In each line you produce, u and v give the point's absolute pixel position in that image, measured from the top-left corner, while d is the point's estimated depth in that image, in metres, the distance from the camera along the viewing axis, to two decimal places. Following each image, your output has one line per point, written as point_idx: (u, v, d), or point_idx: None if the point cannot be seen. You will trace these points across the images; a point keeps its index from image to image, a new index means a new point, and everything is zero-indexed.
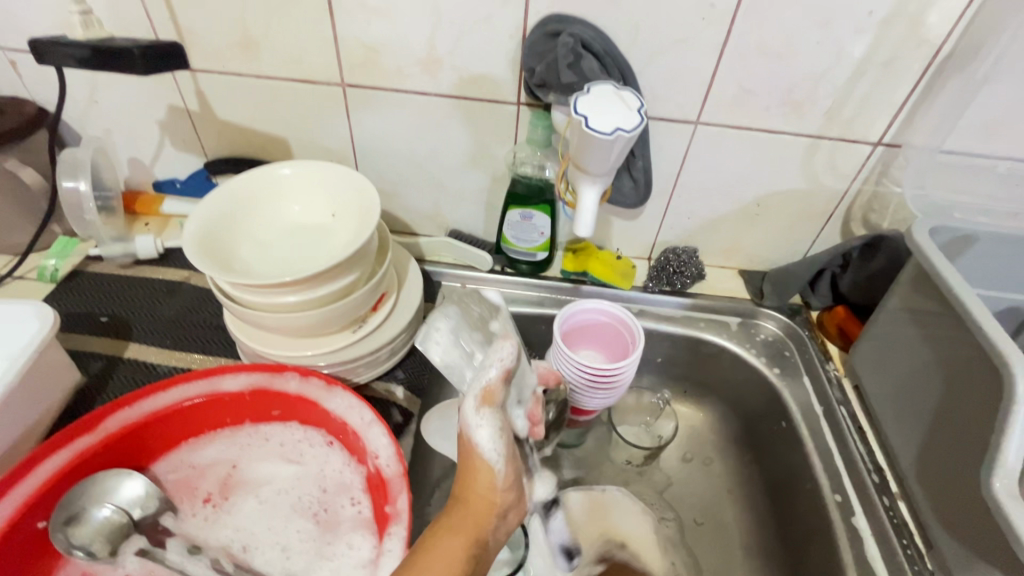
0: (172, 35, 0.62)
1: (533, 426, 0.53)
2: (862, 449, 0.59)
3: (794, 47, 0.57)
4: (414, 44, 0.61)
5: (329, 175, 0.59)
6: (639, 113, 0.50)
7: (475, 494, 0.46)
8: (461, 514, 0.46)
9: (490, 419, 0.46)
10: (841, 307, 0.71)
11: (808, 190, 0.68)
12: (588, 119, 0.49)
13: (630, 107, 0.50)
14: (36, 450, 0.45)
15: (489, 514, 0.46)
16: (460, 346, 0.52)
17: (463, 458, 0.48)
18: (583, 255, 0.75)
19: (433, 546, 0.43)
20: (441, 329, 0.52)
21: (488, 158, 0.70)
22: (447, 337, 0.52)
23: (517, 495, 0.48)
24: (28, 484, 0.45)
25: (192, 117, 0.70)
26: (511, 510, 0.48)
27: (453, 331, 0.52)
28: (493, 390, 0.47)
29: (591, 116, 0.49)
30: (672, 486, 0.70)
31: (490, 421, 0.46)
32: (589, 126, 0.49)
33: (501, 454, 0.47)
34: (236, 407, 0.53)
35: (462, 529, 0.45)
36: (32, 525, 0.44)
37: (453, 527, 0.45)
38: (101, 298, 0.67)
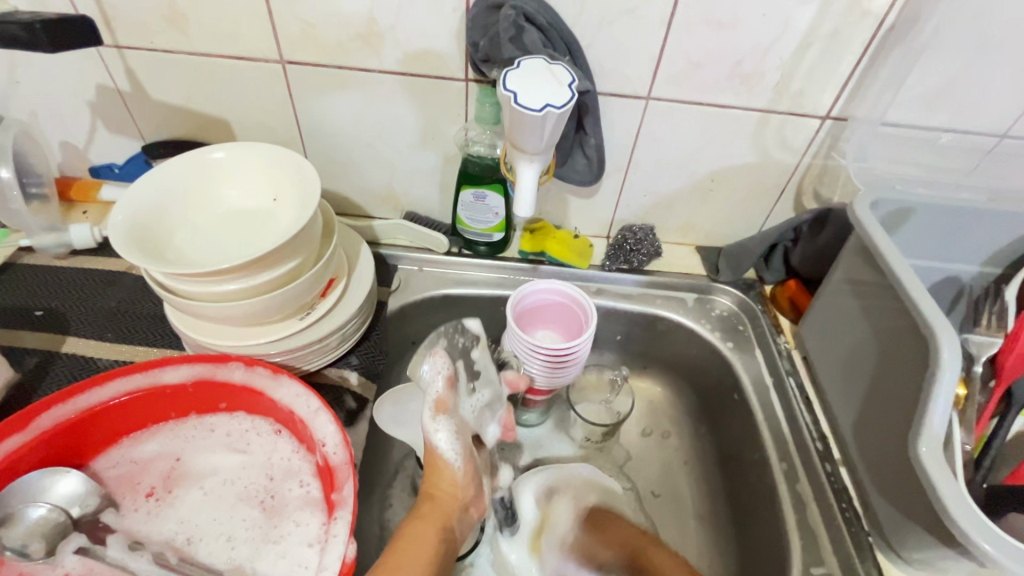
0: (93, 10, 0.59)
1: (505, 432, 0.58)
2: (809, 419, 0.60)
3: (741, 19, 0.56)
4: (354, 18, 0.58)
5: (268, 157, 0.56)
6: (570, 89, 0.49)
7: (444, 487, 0.50)
8: (430, 507, 0.49)
9: (446, 425, 0.50)
10: (792, 280, 0.72)
11: (760, 165, 0.69)
12: (518, 95, 0.48)
13: (560, 82, 0.49)
14: None
15: (456, 506, 0.50)
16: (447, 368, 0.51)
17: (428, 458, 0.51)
18: (540, 235, 0.74)
19: (407, 539, 0.47)
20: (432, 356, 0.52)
21: (438, 138, 0.68)
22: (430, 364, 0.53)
23: (479, 488, 0.53)
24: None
25: (124, 98, 0.67)
26: (476, 504, 0.53)
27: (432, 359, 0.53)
28: (444, 399, 0.50)
29: (520, 92, 0.48)
30: (631, 461, 0.72)
31: (446, 428, 0.50)
32: (518, 102, 0.48)
33: (460, 454, 0.51)
34: (179, 400, 0.52)
35: (433, 520, 0.48)
36: None
37: (424, 521, 0.48)
38: (35, 292, 0.64)
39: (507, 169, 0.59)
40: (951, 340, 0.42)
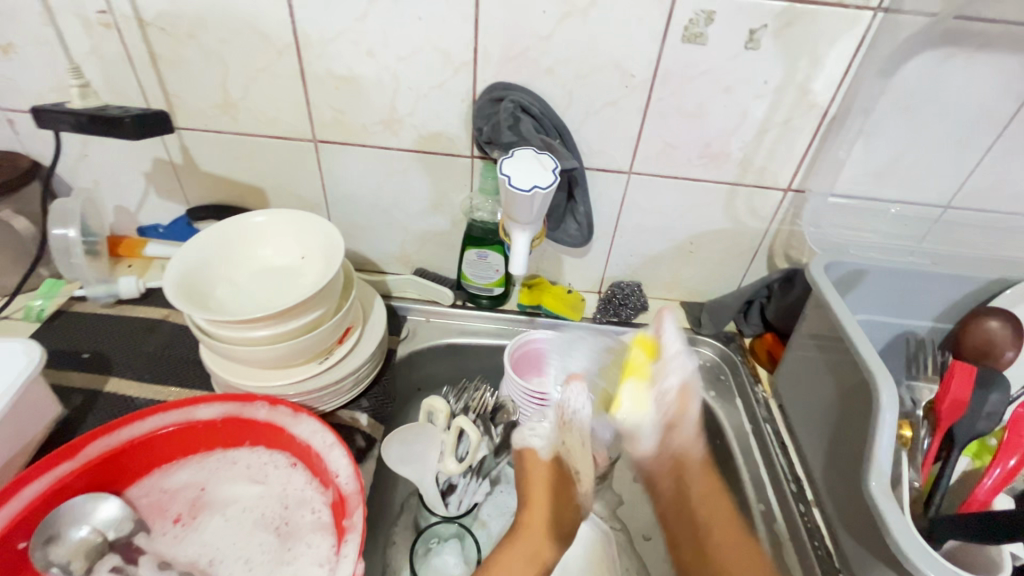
0: (160, 99, 0.70)
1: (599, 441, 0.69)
2: (784, 462, 0.65)
3: (706, 109, 0.66)
4: (378, 107, 0.69)
5: (298, 221, 0.65)
6: (553, 173, 0.58)
7: (538, 520, 0.58)
8: (528, 539, 0.57)
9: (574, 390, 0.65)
10: (769, 333, 0.78)
11: (733, 230, 0.77)
12: (511, 179, 0.57)
13: (545, 168, 0.58)
14: (20, 475, 0.50)
15: (554, 540, 0.58)
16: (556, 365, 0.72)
17: (530, 481, 0.62)
18: (537, 290, 0.82)
19: (505, 560, 0.55)
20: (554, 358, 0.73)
21: (447, 205, 0.78)
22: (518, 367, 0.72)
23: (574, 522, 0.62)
24: (7, 510, 0.49)
25: (176, 169, 0.77)
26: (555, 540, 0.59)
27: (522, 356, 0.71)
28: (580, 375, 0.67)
29: (513, 176, 0.57)
30: (623, 505, 0.76)
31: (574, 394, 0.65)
32: (511, 184, 0.57)
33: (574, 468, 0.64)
34: (210, 434, 0.57)
35: (529, 556, 0.56)
36: (14, 544, 0.49)
37: (521, 551, 0.56)
38: (83, 337, 0.71)
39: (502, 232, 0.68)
40: (889, 385, 0.48)
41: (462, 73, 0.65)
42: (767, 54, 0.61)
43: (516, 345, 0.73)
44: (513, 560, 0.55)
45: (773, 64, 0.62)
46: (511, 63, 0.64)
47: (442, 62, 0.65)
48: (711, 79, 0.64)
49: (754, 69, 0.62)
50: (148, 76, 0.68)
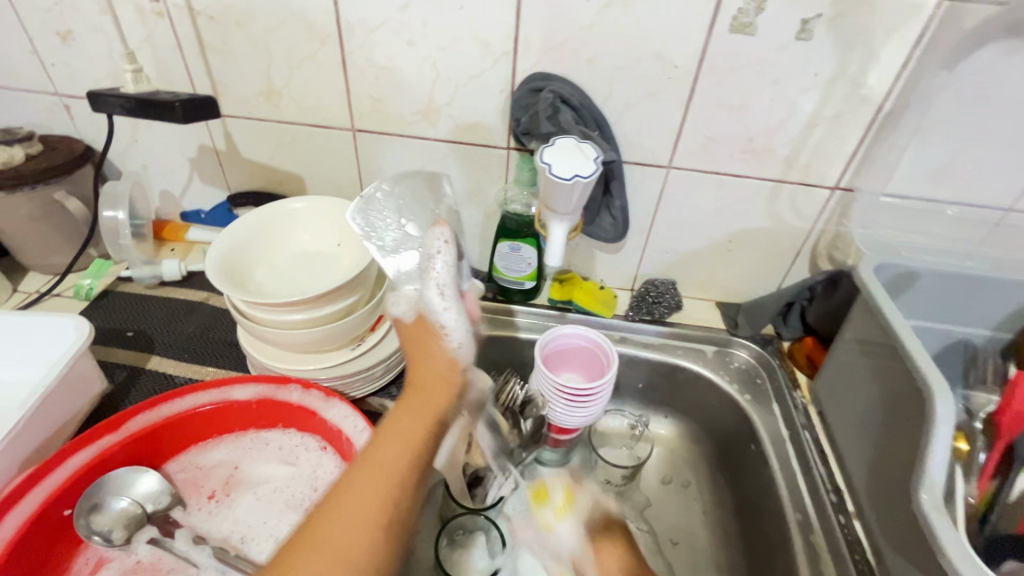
0: (207, 86, 0.72)
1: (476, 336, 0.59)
2: (823, 471, 0.63)
3: (752, 102, 0.64)
4: (416, 97, 0.69)
5: (335, 207, 0.66)
6: (595, 163, 0.57)
7: (424, 384, 0.49)
8: (417, 402, 0.48)
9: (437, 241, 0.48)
10: (810, 338, 0.76)
11: (775, 229, 0.75)
12: (551, 167, 0.56)
13: (586, 157, 0.57)
14: (69, 444, 0.52)
15: (445, 400, 0.49)
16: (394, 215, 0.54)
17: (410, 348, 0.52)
18: (569, 285, 0.81)
19: (392, 426, 0.46)
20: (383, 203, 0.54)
21: (481, 196, 0.77)
22: (397, 233, 0.53)
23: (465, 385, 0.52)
24: (55, 477, 0.51)
25: (220, 156, 0.79)
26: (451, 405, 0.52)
27: (401, 222, 0.54)
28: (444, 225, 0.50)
29: (553, 164, 0.56)
30: (651, 507, 0.75)
31: (447, 253, 0.48)
32: (551, 172, 0.56)
33: (452, 341, 0.50)
34: (244, 414, 0.59)
35: (421, 415, 0.47)
36: (59, 512, 0.50)
37: (409, 413, 0.47)
38: (129, 315, 0.74)
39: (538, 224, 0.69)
40: (943, 394, 0.46)
41: (501, 63, 0.65)
42: (820, 45, 0.59)
43: (396, 211, 0.54)
44: (395, 435, 0.45)
45: (826, 54, 0.59)
46: (552, 53, 0.63)
47: (482, 51, 0.64)
48: (759, 71, 0.61)
49: (805, 60, 0.60)
50: (196, 64, 0.70)
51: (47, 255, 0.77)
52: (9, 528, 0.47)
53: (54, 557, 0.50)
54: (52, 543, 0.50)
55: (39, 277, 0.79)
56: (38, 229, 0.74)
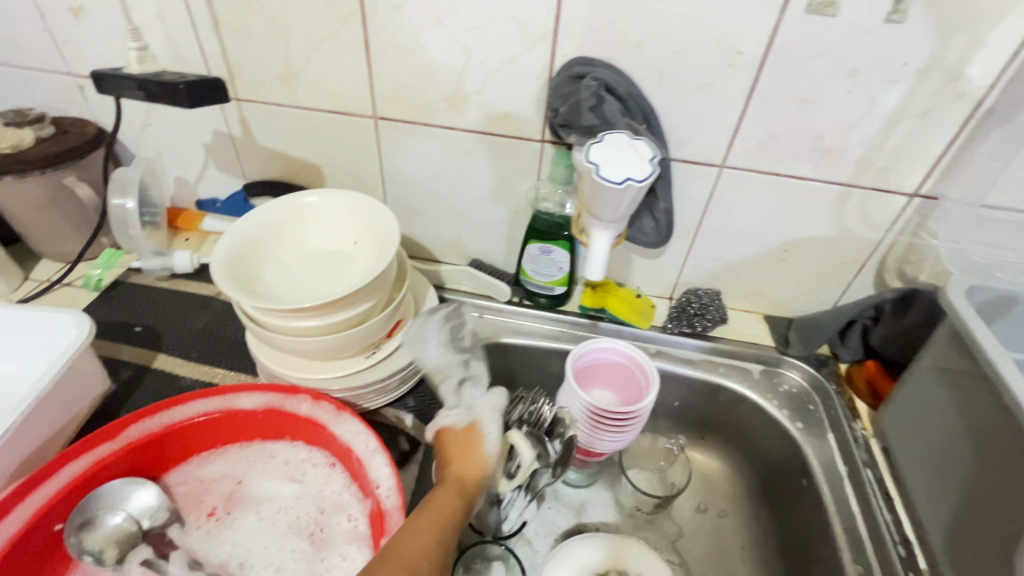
0: (222, 68, 0.67)
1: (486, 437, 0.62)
2: (888, 518, 0.56)
3: (824, 95, 0.56)
4: (443, 82, 0.63)
5: (354, 203, 0.61)
6: (650, 164, 0.50)
7: (462, 469, 0.50)
8: (454, 483, 0.48)
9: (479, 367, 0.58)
10: (871, 361, 0.68)
11: (838, 238, 0.66)
12: (599, 168, 0.49)
13: (642, 156, 0.50)
14: (64, 451, 0.48)
15: (481, 484, 0.49)
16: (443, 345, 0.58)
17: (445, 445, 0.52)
18: (601, 292, 0.74)
19: (431, 503, 0.45)
20: (430, 330, 0.59)
21: (510, 193, 0.71)
22: (438, 346, 0.58)
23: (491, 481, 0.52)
24: (43, 491, 0.47)
25: (235, 142, 0.75)
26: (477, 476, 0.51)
27: (440, 338, 0.59)
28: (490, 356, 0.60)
29: (601, 164, 0.49)
30: (683, 538, 0.68)
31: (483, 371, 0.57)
32: (600, 174, 0.49)
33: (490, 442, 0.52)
34: (250, 425, 0.54)
35: (454, 492, 0.47)
36: (49, 526, 0.47)
37: (450, 490, 0.47)
38: (137, 309, 0.70)
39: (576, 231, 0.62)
40: None
41: (538, 46, 0.58)
42: (912, 29, 0.50)
43: (437, 327, 0.59)
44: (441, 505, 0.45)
45: (918, 40, 0.51)
46: (597, 35, 0.56)
47: (518, 33, 0.58)
48: (836, 60, 0.53)
49: (892, 47, 0.52)
50: (210, 44, 0.65)
51: (57, 242, 0.74)
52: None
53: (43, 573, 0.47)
54: (40, 560, 0.46)
55: (51, 265, 0.76)
56: (48, 217, 0.71)
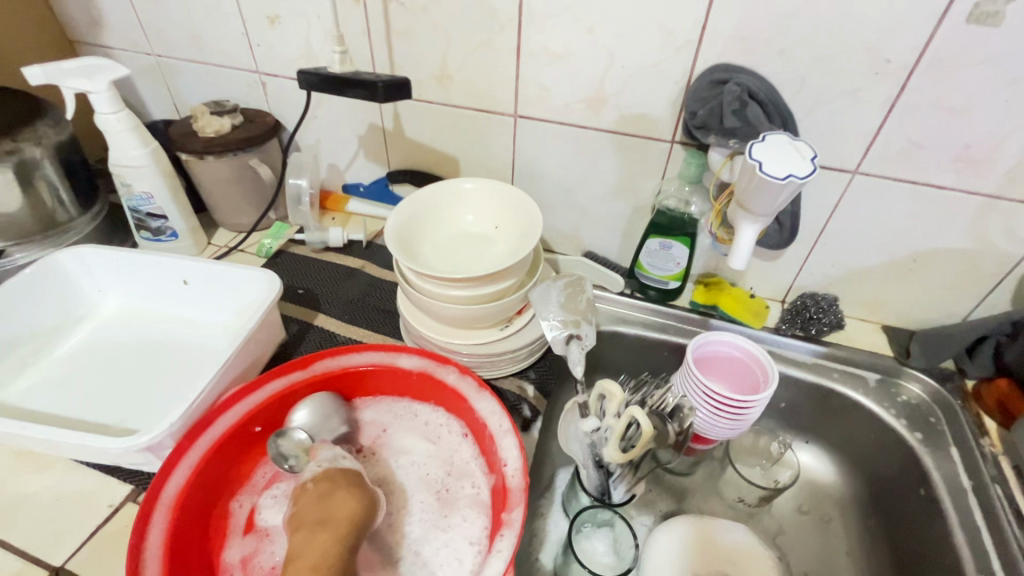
0: (387, 69, 0.77)
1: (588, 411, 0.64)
2: (1020, 534, 0.55)
3: (975, 104, 0.56)
4: (585, 85, 0.69)
5: (500, 192, 0.68)
6: (812, 163, 0.51)
7: None
8: None
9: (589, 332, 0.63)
10: (1004, 379, 0.65)
11: (975, 251, 0.65)
12: (762, 165, 0.51)
13: (801, 156, 0.52)
14: (270, 370, 0.59)
15: None
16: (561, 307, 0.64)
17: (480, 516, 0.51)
18: (714, 290, 0.77)
19: None
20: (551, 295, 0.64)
21: (633, 190, 0.75)
22: (557, 309, 0.63)
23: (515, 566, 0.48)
24: (253, 397, 0.57)
25: (386, 134, 0.84)
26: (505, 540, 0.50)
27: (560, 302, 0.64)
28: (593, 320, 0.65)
29: (766, 162, 0.51)
30: (784, 535, 0.69)
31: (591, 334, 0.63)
32: (763, 171, 0.51)
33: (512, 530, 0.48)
34: (404, 383, 0.62)
35: None
36: (251, 427, 0.57)
37: None
38: (298, 275, 0.82)
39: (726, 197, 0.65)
40: None
41: (682, 53, 0.62)
42: None
43: (557, 292, 0.64)
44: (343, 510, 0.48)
45: None
46: (742, 44, 0.59)
47: (664, 40, 0.62)
48: (995, 70, 0.54)
49: None
50: (381, 49, 0.75)
51: (235, 215, 0.87)
52: (218, 428, 0.55)
53: (242, 463, 0.57)
54: (242, 453, 0.57)
55: (226, 233, 0.90)
56: (233, 189, 0.84)
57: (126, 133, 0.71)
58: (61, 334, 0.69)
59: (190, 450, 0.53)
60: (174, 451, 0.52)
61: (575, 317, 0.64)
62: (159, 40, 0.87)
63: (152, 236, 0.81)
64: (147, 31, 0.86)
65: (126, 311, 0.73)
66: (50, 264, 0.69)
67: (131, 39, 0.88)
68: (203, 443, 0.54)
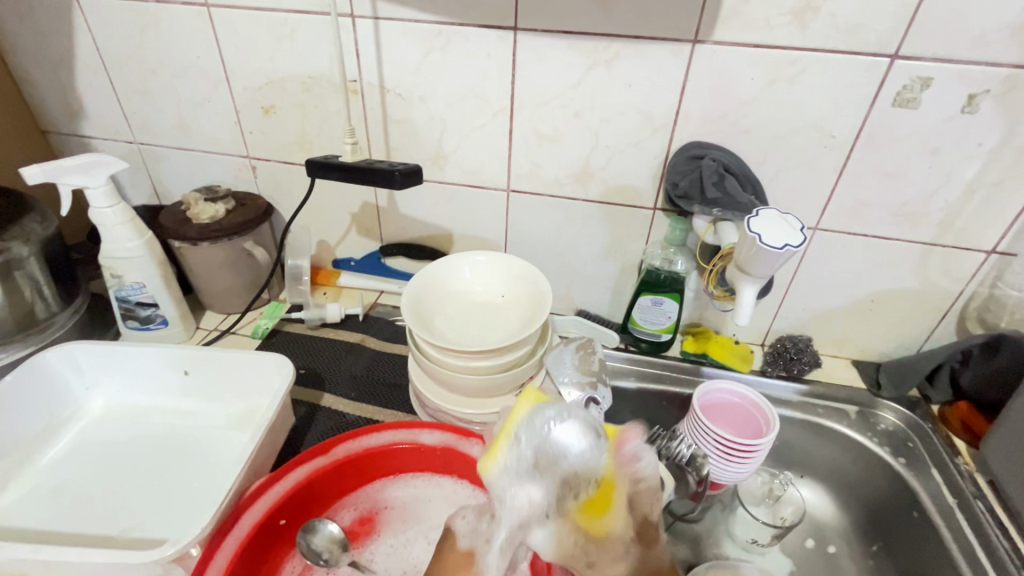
0: (382, 152, 0.81)
1: None
2: (1007, 546, 0.61)
3: (908, 170, 0.66)
4: (572, 162, 0.75)
5: (505, 263, 0.72)
6: (803, 232, 0.59)
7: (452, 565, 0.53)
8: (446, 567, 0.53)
9: (606, 392, 0.69)
10: (962, 402, 0.74)
11: (922, 290, 0.75)
12: (762, 237, 0.58)
13: (795, 228, 0.59)
14: (291, 460, 0.58)
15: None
16: (575, 370, 0.69)
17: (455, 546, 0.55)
18: (702, 339, 0.83)
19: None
20: (565, 359, 0.70)
21: (621, 252, 0.81)
22: (572, 371, 0.69)
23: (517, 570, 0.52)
24: (277, 489, 0.56)
25: (379, 211, 0.87)
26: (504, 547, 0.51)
27: (574, 364, 0.70)
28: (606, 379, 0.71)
29: (764, 234, 0.58)
30: (797, 569, 0.73)
31: (608, 394, 0.69)
32: (764, 242, 0.58)
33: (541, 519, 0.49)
34: (427, 458, 0.62)
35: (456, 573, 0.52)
36: (276, 522, 0.55)
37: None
38: (298, 355, 0.81)
39: (720, 258, 0.71)
40: None
41: (660, 133, 0.70)
42: (985, 117, 0.61)
43: (571, 356, 0.71)
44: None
45: (989, 127, 0.62)
46: (712, 125, 0.68)
47: (644, 123, 0.70)
48: (919, 141, 0.64)
49: (968, 132, 0.62)
50: (378, 134, 0.79)
51: (227, 298, 0.86)
52: (243, 527, 0.53)
53: (269, 563, 0.55)
54: (268, 549, 0.55)
55: (214, 316, 0.88)
56: (226, 273, 0.83)
57: (122, 226, 0.70)
58: (45, 442, 0.65)
59: (219, 552, 0.51)
60: (202, 557, 0.51)
61: (589, 378, 0.69)
62: (144, 130, 0.87)
63: (139, 325, 0.78)
64: (131, 121, 0.87)
65: (115, 410, 0.70)
66: (36, 364, 0.66)
67: (112, 128, 0.88)
68: (231, 545, 0.52)
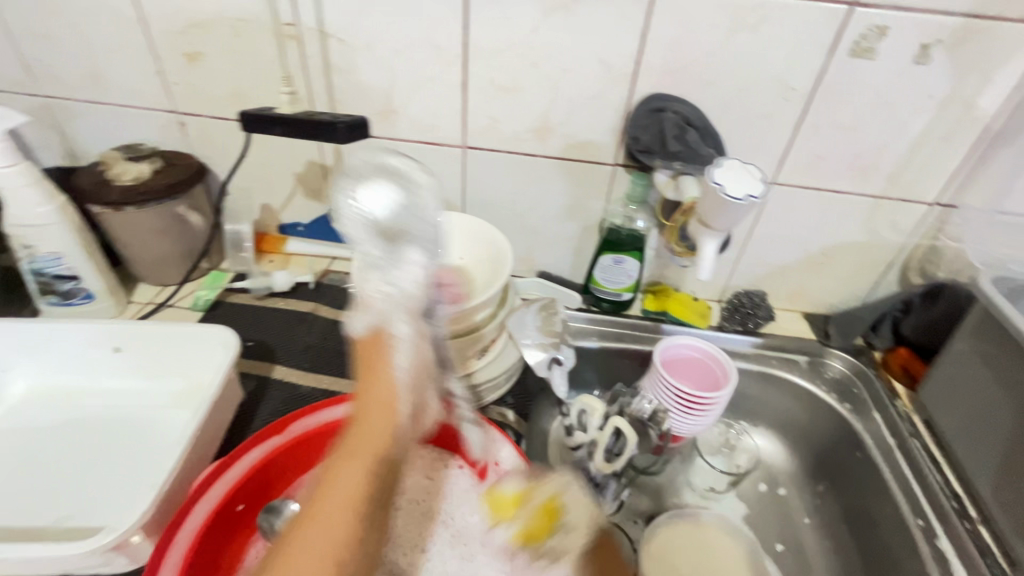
0: (326, 105, 0.75)
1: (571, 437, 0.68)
2: (941, 479, 0.66)
3: (862, 122, 0.67)
4: (530, 116, 0.72)
5: (463, 224, 0.69)
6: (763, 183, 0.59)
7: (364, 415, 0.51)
8: (354, 444, 0.48)
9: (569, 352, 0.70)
10: (902, 348, 0.78)
11: (870, 243, 0.77)
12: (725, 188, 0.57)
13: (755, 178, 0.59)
14: (243, 442, 0.54)
15: (383, 437, 0.50)
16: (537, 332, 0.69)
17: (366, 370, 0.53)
18: (662, 297, 0.83)
19: (339, 471, 0.47)
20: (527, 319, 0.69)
21: (582, 211, 0.80)
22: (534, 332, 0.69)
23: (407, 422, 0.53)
24: (232, 473, 0.53)
25: (326, 171, 0.81)
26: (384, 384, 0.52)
27: (536, 325, 0.69)
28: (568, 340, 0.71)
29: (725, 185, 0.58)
30: (751, 512, 0.76)
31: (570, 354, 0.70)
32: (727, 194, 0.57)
33: (399, 361, 0.53)
34: None
35: (360, 459, 0.47)
36: (233, 508, 0.53)
37: (349, 460, 0.47)
38: (245, 327, 0.76)
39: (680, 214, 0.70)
40: None
41: (620, 84, 0.68)
42: (936, 68, 0.62)
43: (533, 317, 0.70)
44: (381, 391, 0.51)
45: (939, 78, 0.62)
46: (673, 76, 0.66)
47: (605, 73, 0.67)
48: (873, 92, 0.64)
49: (920, 83, 0.63)
50: (320, 85, 0.73)
51: (162, 268, 0.80)
52: (198, 517, 0.50)
53: (228, 549, 0.53)
54: (226, 534, 0.53)
55: (150, 288, 0.81)
56: (159, 241, 0.76)
57: (27, 189, 0.62)
58: None
59: (172, 547, 0.47)
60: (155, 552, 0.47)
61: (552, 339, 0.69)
62: (49, 79, 0.77)
63: (61, 300, 0.72)
64: (32, 70, 0.76)
65: (38, 394, 0.64)
66: None
67: (10, 78, 0.77)
68: (185, 537, 0.48)
